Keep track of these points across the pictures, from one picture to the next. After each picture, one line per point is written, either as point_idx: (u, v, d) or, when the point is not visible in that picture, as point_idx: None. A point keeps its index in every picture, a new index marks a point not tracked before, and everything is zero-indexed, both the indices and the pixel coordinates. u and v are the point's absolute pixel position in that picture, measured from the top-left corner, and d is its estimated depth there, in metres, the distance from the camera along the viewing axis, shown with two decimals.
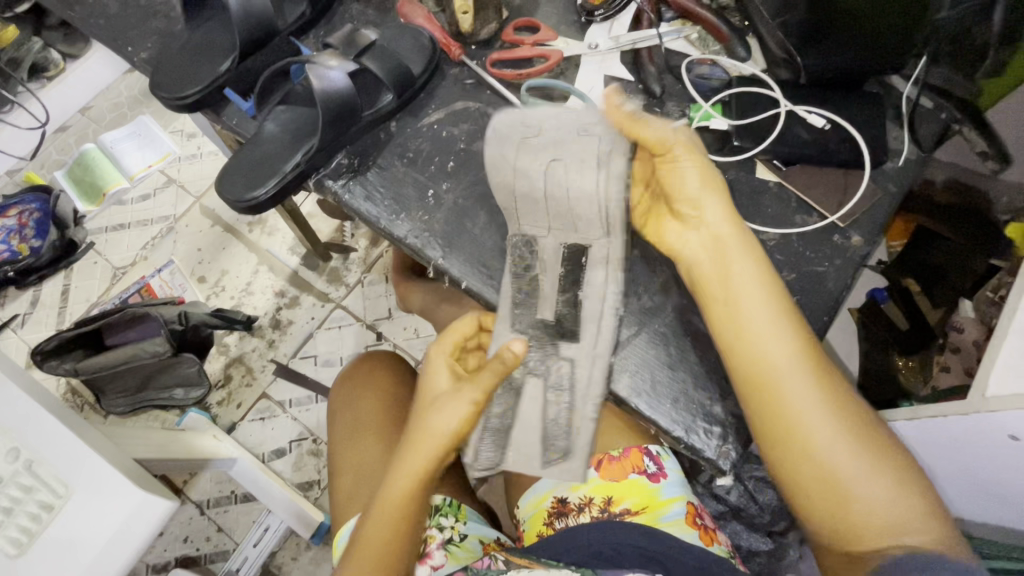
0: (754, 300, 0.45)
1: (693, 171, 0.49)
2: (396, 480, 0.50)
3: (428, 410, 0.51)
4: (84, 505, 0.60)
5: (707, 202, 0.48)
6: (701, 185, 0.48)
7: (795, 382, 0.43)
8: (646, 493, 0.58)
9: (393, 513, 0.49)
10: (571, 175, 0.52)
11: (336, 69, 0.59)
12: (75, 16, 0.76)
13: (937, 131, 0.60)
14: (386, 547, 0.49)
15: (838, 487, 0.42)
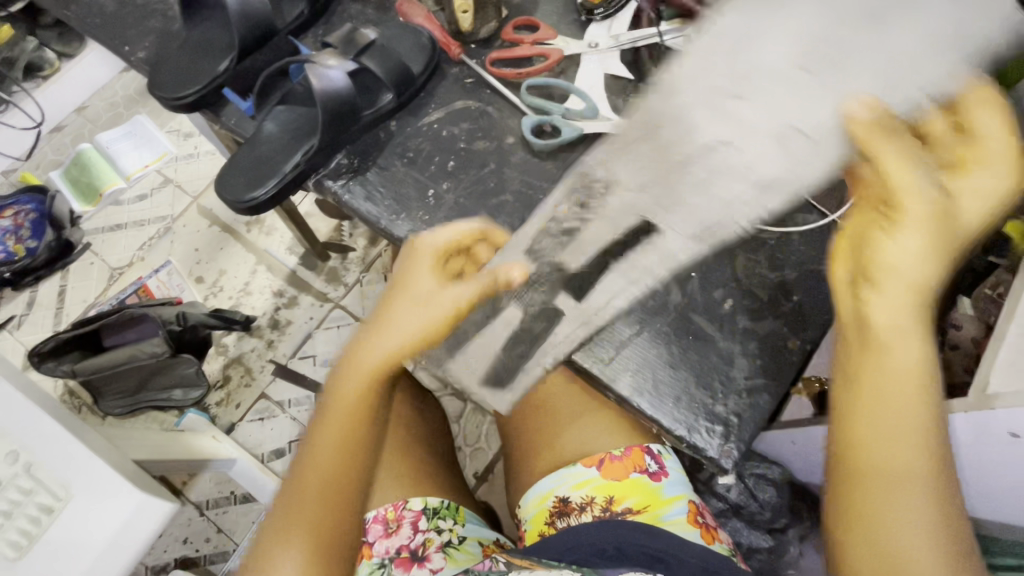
0: (891, 339, 0.39)
1: (927, 239, 0.38)
2: (343, 389, 0.48)
3: (394, 308, 0.48)
4: (86, 506, 0.60)
5: (918, 277, 0.38)
6: (924, 260, 0.38)
7: (911, 438, 0.38)
8: (648, 492, 0.58)
9: (338, 425, 0.48)
10: (735, 158, 0.49)
11: (336, 69, 0.59)
12: (71, 15, 0.75)
13: None
14: (327, 469, 0.48)
15: (886, 529, 0.38)
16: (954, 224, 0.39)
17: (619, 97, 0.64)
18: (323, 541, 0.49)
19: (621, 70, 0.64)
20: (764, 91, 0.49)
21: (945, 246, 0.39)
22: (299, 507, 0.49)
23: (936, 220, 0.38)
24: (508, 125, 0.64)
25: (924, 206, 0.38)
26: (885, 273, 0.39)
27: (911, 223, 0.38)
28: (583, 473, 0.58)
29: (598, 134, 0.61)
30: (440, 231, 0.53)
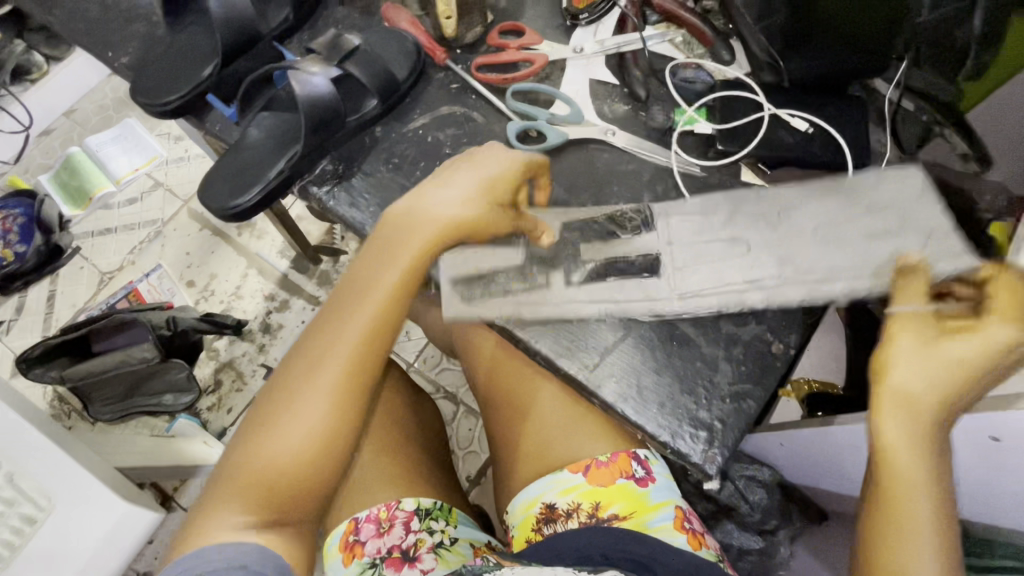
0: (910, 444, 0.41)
1: (938, 365, 0.41)
2: (399, 249, 0.50)
3: (452, 189, 0.51)
4: (71, 516, 0.61)
5: (928, 395, 0.41)
6: (935, 383, 0.41)
7: (921, 504, 0.40)
8: (635, 498, 0.58)
9: (388, 282, 0.50)
10: (720, 264, 0.55)
11: (318, 75, 0.59)
12: (54, 20, 0.75)
13: (917, 135, 0.63)
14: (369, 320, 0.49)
15: (894, 556, 0.40)
16: (973, 355, 0.41)
17: (604, 102, 0.64)
18: (347, 393, 0.48)
19: (607, 75, 0.64)
20: (811, 257, 0.54)
21: (966, 376, 0.41)
22: (330, 351, 0.48)
23: (949, 343, 0.41)
24: (494, 131, 0.63)
25: (927, 334, 0.43)
26: (900, 399, 0.42)
27: (914, 351, 0.42)
28: (570, 480, 0.58)
29: (583, 139, 0.62)
30: (490, 145, 0.55)
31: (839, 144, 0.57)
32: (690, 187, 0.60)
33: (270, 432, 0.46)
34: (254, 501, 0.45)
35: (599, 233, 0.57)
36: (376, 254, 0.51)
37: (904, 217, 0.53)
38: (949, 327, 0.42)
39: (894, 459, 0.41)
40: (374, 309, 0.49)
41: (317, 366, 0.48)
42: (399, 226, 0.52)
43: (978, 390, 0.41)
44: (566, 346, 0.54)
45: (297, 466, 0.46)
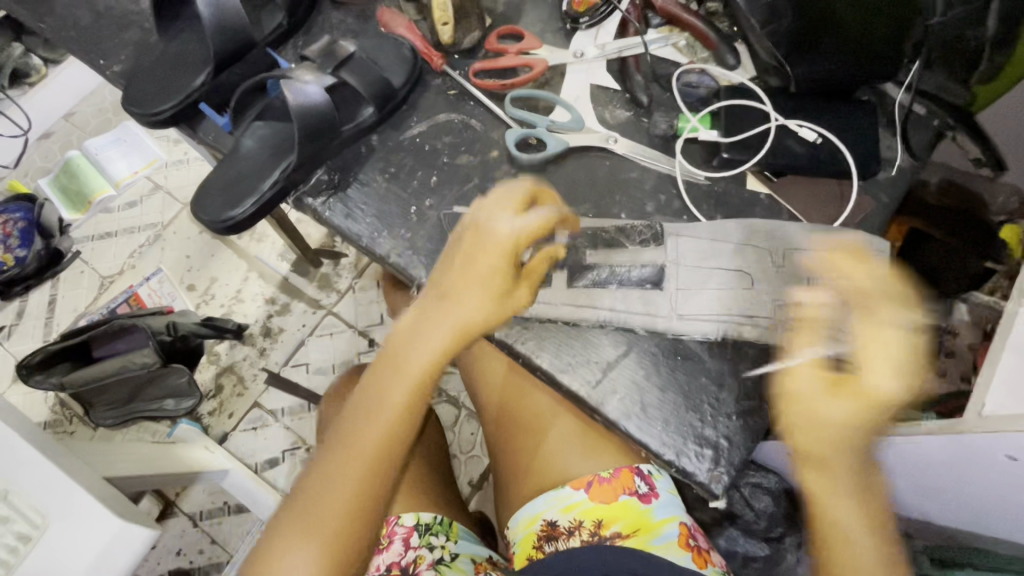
0: (839, 494, 0.44)
1: (839, 425, 0.43)
2: (406, 363, 0.48)
3: (457, 281, 0.48)
4: (63, 534, 0.59)
5: (832, 448, 0.43)
6: (842, 438, 0.43)
7: (860, 540, 0.43)
8: (638, 515, 0.56)
9: (396, 396, 0.48)
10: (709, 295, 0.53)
11: (313, 84, 0.57)
12: (45, 27, 0.73)
13: (928, 140, 0.60)
14: (378, 438, 0.47)
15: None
16: (867, 412, 0.43)
17: (606, 108, 0.62)
18: (356, 514, 0.47)
19: (608, 80, 0.63)
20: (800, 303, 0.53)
21: (868, 427, 0.43)
22: (338, 474, 0.47)
23: (845, 402, 0.43)
24: (493, 138, 0.62)
25: (825, 395, 0.44)
26: (819, 458, 0.44)
27: (813, 415, 0.44)
28: (571, 496, 0.57)
29: (584, 146, 0.60)
30: (467, 218, 0.51)
31: (847, 153, 0.56)
32: (694, 196, 0.58)
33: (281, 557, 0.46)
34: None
35: (607, 243, 0.55)
36: (383, 367, 0.49)
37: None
38: (835, 383, 0.44)
39: (826, 508, 0.44)
40: (383, 427, 0.47)
41: (325, 493, 0.46)
42: (406, 336, 0.49)
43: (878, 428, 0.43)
44: (568, 362, 0.53)
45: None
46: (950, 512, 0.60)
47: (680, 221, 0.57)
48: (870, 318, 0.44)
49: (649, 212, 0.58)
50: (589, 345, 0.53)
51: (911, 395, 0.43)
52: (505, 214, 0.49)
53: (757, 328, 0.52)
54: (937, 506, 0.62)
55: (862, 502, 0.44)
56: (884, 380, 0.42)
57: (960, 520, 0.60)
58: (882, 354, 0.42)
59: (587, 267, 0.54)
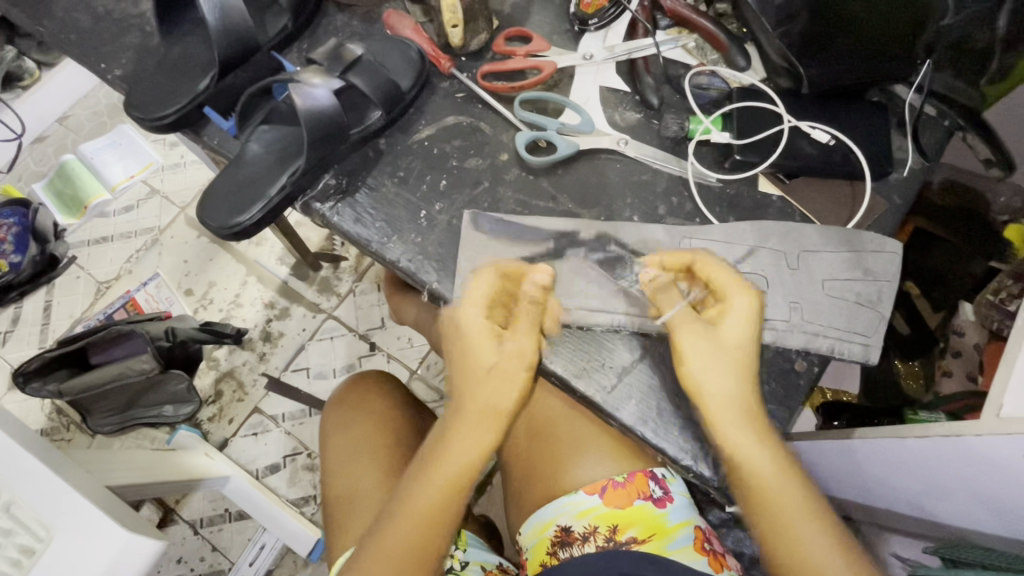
0: (738, 429, 0.46)
1: (727, 358, 0.47)
2: (447, 461, 0.49)
3: (473, 373, 0.50)
4: (66, 547, 0.57)
5: (722, 384, 0.47)
6: (734, 375, 0.47)
7: (786, 483, 0.46)
8: (653, 519, 0.55)
9: (438, 493, 0.48)
10: None
11: (320, 87, 0.57)
12: (44, 31, 0.72)
13: (940, 140, 0.59)
14: (423, 532, 0.48)
15: (789, 538, 0.45)
16: (745, 329, 0.48)
17: (615, 110, 0.62)
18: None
19: (618, 82, 0.62)
20: (815, 305, 0.53)
21: (748, 360, 0.48)
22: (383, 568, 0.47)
23: (726, 325, 0.48)
24: (502, 141, 0.61)
25: (705, 326, 0.49)
26: (725, 400, 0.47)
27: (712, 345, 0.48)
28: (585, 502, 0.56)
29: (594, 149, 0.60)
30: (474, 283, 0.52)
31: (859, 155, 0.55)
32: (705, 198, 0.58)
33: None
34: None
35: (621, 248, 0.55)
36: (428, 459, 0.50)
37: (888, 286, 0.53)
38: (711, 317, 0.49)
39: (749, 455, 0.46)
40: (424, 513, 0.48)
41: None
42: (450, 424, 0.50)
43: (745, 353, 0.48)
44: (582, 367, 0.52)
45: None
46: (959, 512, 0.61)
47: (693, 224, 0.57)
48: (699, 255, 0.51)
49: (661, 215, 0.58)
50: (604, 350, 0.53)
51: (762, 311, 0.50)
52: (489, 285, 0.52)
53: (773, 332, 0.52)
54: (947, 506, 0.62)
55: (777, 445, 0.47)
56: (741, 297, 0.49)
57: (970, 520, 0.60)
58: (724, 281, 0.49)
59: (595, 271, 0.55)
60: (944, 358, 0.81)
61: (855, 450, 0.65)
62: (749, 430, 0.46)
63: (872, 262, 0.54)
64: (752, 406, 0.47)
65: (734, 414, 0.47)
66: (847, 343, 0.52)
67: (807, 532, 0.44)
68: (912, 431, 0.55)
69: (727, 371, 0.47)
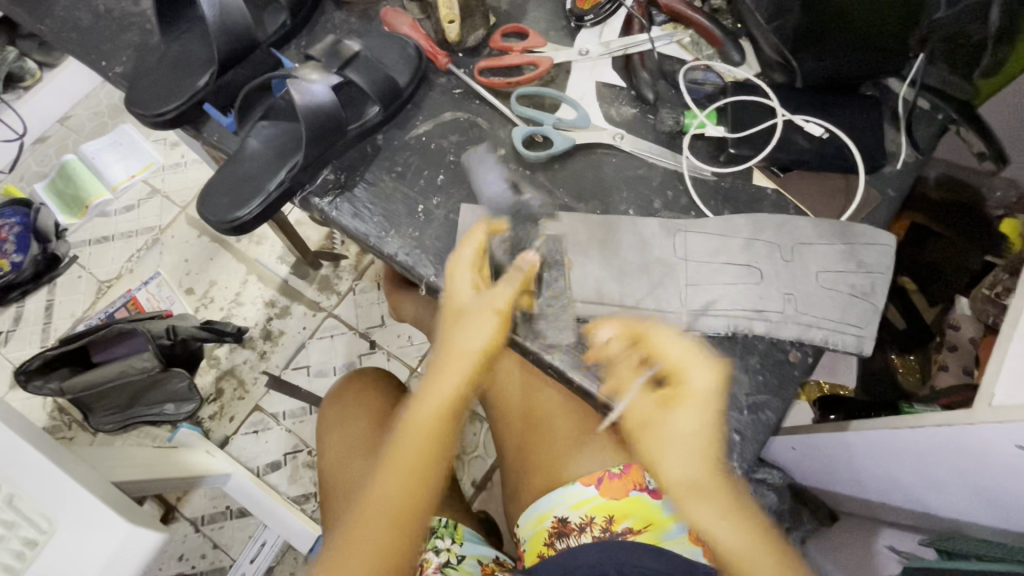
0: (721, 525, 0.44)
1: (682, 440, 0.45)
2: (425, 406, 0.49)
3: (456, 323, 0.50)
4: (69, 539, 0.58)
5: (695, 473, 0.45)
6: (692, 458, 0.45)
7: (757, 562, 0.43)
8: (649, 510, 0.56)
9: (423, 440, 0.48)
10: (714, 283, 0.54)
11: (319, 83, 0.57)
12: (45, 29, 0.73)
13: (934, 133, 0.60)
14: (408, 485, 0.47)
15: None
16: (699, 413, 0.46)
17: (611, 105, 0.62)
18: (387, 562, 0.46)
19: (614, 77, 0.63)
20: (810, 297, 0.53)
21: (708, 438, 0.45)
22: (371, 526, 0.46)
23: (675, 411, 0.46)
24: (499, 137, 0.62)
25: (662, 411, 0.46)
26: (686, 487, 0.45)
27: (663, 430, 0.46)
28: (582, 493, 0.56)
29: (590, 144, 0.60)
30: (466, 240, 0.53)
31: (853, 149, 0.56)
32: (701, 192, 0.58)
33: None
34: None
35: (617, 242, 0.56)
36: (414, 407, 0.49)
37: (882, 278, 0.54)
38: (665, 399, 0.47)
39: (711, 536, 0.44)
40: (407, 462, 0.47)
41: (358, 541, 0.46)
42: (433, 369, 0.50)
43: (712, 442, 0.46)
44: (578, 358, 0.53)
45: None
46: (956, 503, 0.61)
47: (688, 217, 0.57)
48: (652, 328, 0.48)
49: (657, 209, 0.58)
50: None
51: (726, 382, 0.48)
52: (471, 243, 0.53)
53: (767, 323, 0.52)
54: (943, 498, 0.62)
55: (746, 524, 0.44)
56: (696, 375, 0.46)
57: (965, 511, 0.60)
58: (683, 358, 0.47)
59: (589, 261, 0.55)
60: (941, 352, 0.80)
61: (850, 444, 0.65)
62: (729, 523, 0.44)
63: (865, 255, 0.54)
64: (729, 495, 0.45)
65: (715, 509, 0.44)
66: (840, 334, 0.52)
67: None
68: (906, 422, 0.55)
69: (697, 459, 0.45)
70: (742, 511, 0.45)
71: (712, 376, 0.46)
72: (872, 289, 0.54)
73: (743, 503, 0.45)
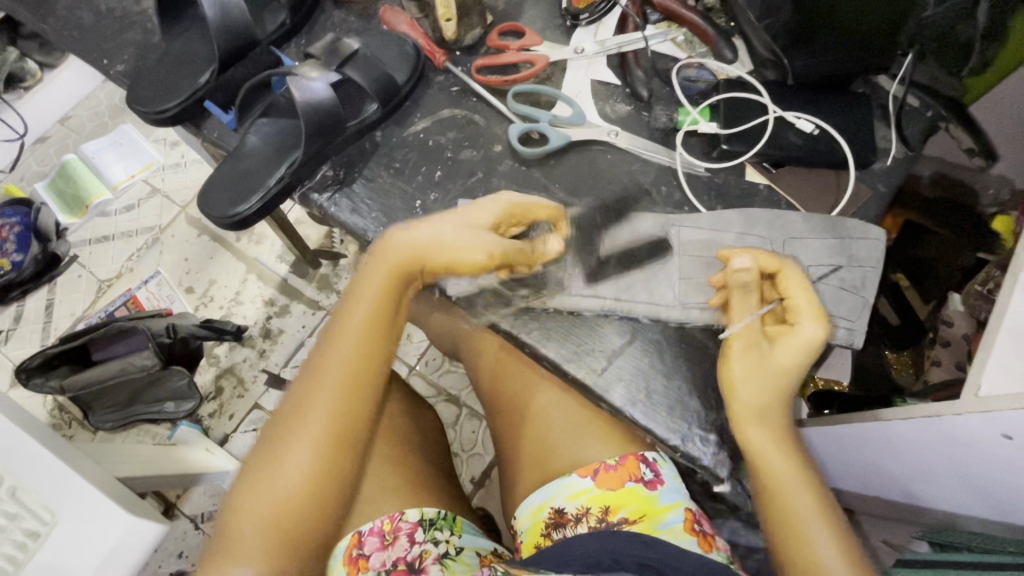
0: (775, 452, 0.47)
1: (774, 372, 0.48)
2: (370, 288, 0.50)
3: (432, 222, 0.52)
4: (71, 531, 0.59)
5: (767, 398, 0.47)
6: (773, 389, 0.47)
7: (798, 490, 0.46)
8: (644, 501, 0.56)
9: (365, 323, 0.49)
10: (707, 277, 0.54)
11: (318, 80, 0.58)
12: (48, 28, 0.74)
13: (923, 130, 0.61)
14: (359, 359, 0.49)
15: (801, 542, 0.44)
16: (799, 356, 0.48)
17: (606, 103, 0.63)
18: (344, 427, 0.48)
19: (609, 75, 0.64)
20: None
21: (790, 373, 0.48)
22: (313, 405, 0.47)
23: (782, 347, 0.48)
24: (496, 134, 0.63)
25: (768, 343, 0.49)
26: (757, 412, 0.47)
27: (763, 357, 0.48)
28: (578, 484, 0.57)
29: (585, 140, 0.61)
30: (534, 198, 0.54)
31: (844, 145, 0.57)
32: (694, 188, 0.59)
33: (260, 478, 0.46)
34: (260, 552, 0.45)
35: (611, 236, 0.57)
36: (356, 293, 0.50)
37: (873, 272, 0.55)
38: (773, 335, 0.50)
39: (762, 457, 0.47)
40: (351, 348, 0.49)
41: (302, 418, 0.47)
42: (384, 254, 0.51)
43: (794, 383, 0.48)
44: (573, 351, 0.54)
45: (301, 512, 0.46)
46: (947, 495, 0.62)
47: (681, 212, 0.58)
48: (787, 267, 0.50)
49: (651, 204, 0.59)
50: (595, 334, 0.55)
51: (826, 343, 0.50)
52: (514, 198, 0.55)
53: None
54: (934, 490, 0.63)
55: (796, 456, 0.47)
56: (812, 324, 0.48)
57: (956, 502, 0.61)
58: (797, 301, 0.48)
59: (582, 254, 0.56)
60: (934, 347, 0.81)
61: (843, 439, 0.66)
62: (782, 452, 0.47)
63: (857, 249, 0.55)
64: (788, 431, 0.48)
65: (774, 433, 0.47)
66: (831, 326, 0.53)
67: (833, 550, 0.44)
68: (897, 413, 0.56)
69: (775, 387, 0.47)
70: (791, 445, 0.48)
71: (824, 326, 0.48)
72: (862, 283, 0.55)
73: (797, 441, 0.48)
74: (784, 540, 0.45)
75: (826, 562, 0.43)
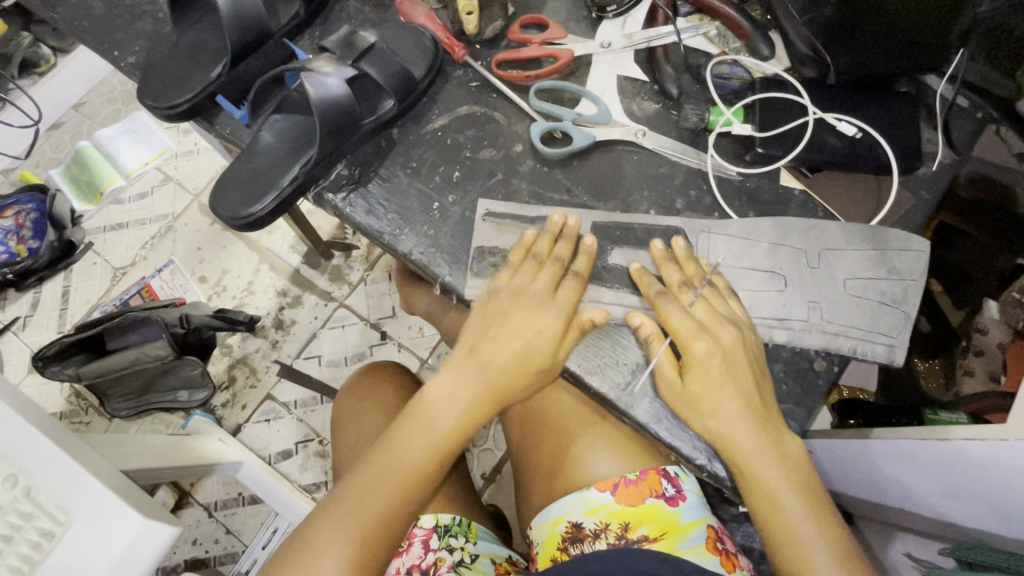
0: (765, 462, 0.46)
1: (720, 399, 0.47)
2: (443, 412, 0.51)
3: (496, 341, 0.51)
4: (84, 534, 0.57)
5: (744, 424, 0.46)
6: (738, 411, 0.46)
7: (787, 494, 0.46)
8: (665, 518, 0.54)
9: (426, 450, 0.50)
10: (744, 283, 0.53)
11: (333, 76, 0.56)
12: (58, 17, 0.72)
13: (970, 132, 0.57)
14: (413, 481, 0.50)
15: (793, 549, 0.45)
16: (709, 380, 0.47)
17: (633, 101, 0.60)
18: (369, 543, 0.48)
19: (636, 71, 0.61)
20: (836, 304, 0.52)
21: (751, 396, 0.47)
22: (351, 524, 0.48)
23: (694, 377, 0.47)
24: (517, 132, 0.60)
25: (679, 379, 0.48)
26: (731, 435, 0.46)
27: (682, 397, 0.48)
28: (597, 499, 0.55)
29: (609, 140, 0.58)
30: (565, 290, 0.51)
31: (887, 148, 0.54)
32: (725, 193, 0.56)
33: None
34: None
35: (637, 241, 0.55)
36: (419, 414, 0.51)
37: (915, 285, 0.52)
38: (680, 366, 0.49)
39: (754, 476, 0.46)
40: (408, 466, 0.50)
41: (342, 522, 0.48)
42: (457, 380, 0.52)
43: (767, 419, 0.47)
44: (596, 363, 0.52)
45: None
46: (983, 516, 0.58)
47: (711, 218, 0.56)
48: (659, 302, 0.50)
49: (679, 209, 0.56)
50: (618, 346, 0.52)
51: (731, 347, 0.48)
52: (541, 285, 0.52)
53: (789, 332, 0.51)
54: (967, 509, 0.60)
55: (785, 463, 0.46)
56: (699, 343, 0.48)
57: (997, 528, 0.57)
58: (683, 327, 0.48)
59: (608, 264, 0.54)
60: (966, 357, 0.78)
61: (872, 453, 0.63)
62: (772, 463, 0.46)
63: (894, 257, 0.52)
64: (778, 442, 0.47)
65: (759, 448, 0.46)
66: (869, 343, 0.51)
67: (820, 551, 0.44)
68: (932, 434, 0.53)
69: (755, 410, 0.47)
70: (785, 452, 0.47)
71: (749, 370, 0.48)
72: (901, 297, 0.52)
73: (789, 446, 0.47)
74: (774, 538, 0.46)
75: (813, 559, 0.44)
